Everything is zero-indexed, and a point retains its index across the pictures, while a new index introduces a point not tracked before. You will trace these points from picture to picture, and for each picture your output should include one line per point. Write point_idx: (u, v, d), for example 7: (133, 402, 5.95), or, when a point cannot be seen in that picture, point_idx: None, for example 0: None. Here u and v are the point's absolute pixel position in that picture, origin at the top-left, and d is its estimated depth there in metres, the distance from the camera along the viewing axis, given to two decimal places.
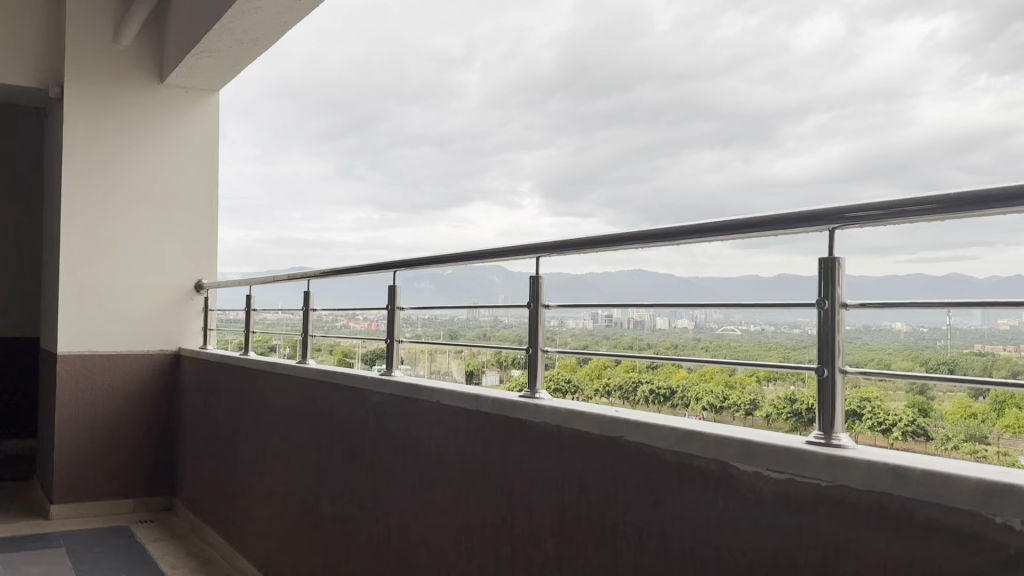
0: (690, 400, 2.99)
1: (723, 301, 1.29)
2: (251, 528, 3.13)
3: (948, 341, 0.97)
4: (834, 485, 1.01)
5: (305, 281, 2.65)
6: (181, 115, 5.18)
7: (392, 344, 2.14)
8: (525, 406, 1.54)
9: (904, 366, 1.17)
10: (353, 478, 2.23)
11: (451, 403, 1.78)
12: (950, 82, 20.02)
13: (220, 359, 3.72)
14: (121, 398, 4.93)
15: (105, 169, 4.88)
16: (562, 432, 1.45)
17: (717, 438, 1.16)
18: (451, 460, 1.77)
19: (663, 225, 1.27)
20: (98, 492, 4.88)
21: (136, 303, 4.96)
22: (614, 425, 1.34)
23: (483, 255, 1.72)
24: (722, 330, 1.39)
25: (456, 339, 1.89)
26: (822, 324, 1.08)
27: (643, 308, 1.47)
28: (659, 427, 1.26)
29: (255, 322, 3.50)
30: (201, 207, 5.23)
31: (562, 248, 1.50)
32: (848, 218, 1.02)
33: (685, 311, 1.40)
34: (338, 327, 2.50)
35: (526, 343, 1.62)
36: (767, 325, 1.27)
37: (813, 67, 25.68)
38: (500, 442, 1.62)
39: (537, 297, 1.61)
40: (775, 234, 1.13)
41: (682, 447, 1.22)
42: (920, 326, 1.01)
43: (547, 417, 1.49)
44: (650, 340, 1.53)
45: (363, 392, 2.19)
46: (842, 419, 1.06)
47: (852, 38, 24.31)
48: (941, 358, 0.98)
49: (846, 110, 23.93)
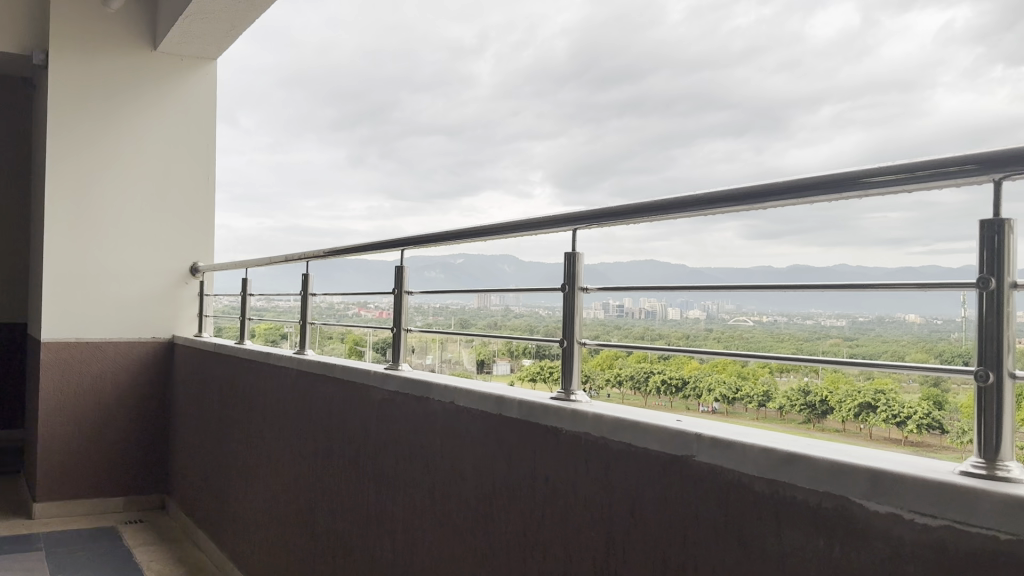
0: (700, 391, 2.94)
1: (755, 283, 1.22)
2: (245, 522, 3.16)
3: (962, 332, 0.99)
4: (1016, 539, 0.81)
5: (303, 262, 2.77)
6: (175, 82, 5.24)
7: (398, 332, 2.15)
8: (559, 415, 1.46)
9: (915, 356, 1.15)
10: (360, 486, 2.21)
11: (470, 407, 1.73)
12: (965, 73, 18.42)
13: (215, 346, 3.79)
14: (110, 391, 4.99)
15: (95, 133, 4.94)
16: (607, 446, 1.35)
17: (828, 465, 1.01)
18: (469, 473, 1.72)
19: (698, 194, 1.23)
20: (90, 489, 4.95)
21: (130, 285, 5.04)
22: (678, 443, 1.22)
23: (494, 231, 1.71)
24: (734, 320, 1.46)
25: (467, 327, 1.91)
26: (987, 317, 0.95)
27: (653, 295, 1.51)
28: (746, 447, 1.11)
29: (256, 308, 3.60)
30: (197, 183, 5.31)
31: (599, 218, 1.43)
32: (920, 176, 0.95)
33: (699, 303, 1.50)
34: (349, 315, 2.56)
35: (561, 335, 1.54)
36: (781, 317, 1.31)
37: (827, 58, 25.47)
38: (524, 449, 1.55)
39: (573, 279, 1.53)
40: (903, 192, 0.99)
41: (776, 474, 1.07)
42: (934, 319, 1.02)
43: (588, 427, 1.40)
44: (661, 330, 1.58)
45: (368, 386, 2.19)
46: (1010, 444, 0.94)
47: (866, 29, 24.02)
48: (955, 346, 1.02)
49: (860, 102, 22.94)
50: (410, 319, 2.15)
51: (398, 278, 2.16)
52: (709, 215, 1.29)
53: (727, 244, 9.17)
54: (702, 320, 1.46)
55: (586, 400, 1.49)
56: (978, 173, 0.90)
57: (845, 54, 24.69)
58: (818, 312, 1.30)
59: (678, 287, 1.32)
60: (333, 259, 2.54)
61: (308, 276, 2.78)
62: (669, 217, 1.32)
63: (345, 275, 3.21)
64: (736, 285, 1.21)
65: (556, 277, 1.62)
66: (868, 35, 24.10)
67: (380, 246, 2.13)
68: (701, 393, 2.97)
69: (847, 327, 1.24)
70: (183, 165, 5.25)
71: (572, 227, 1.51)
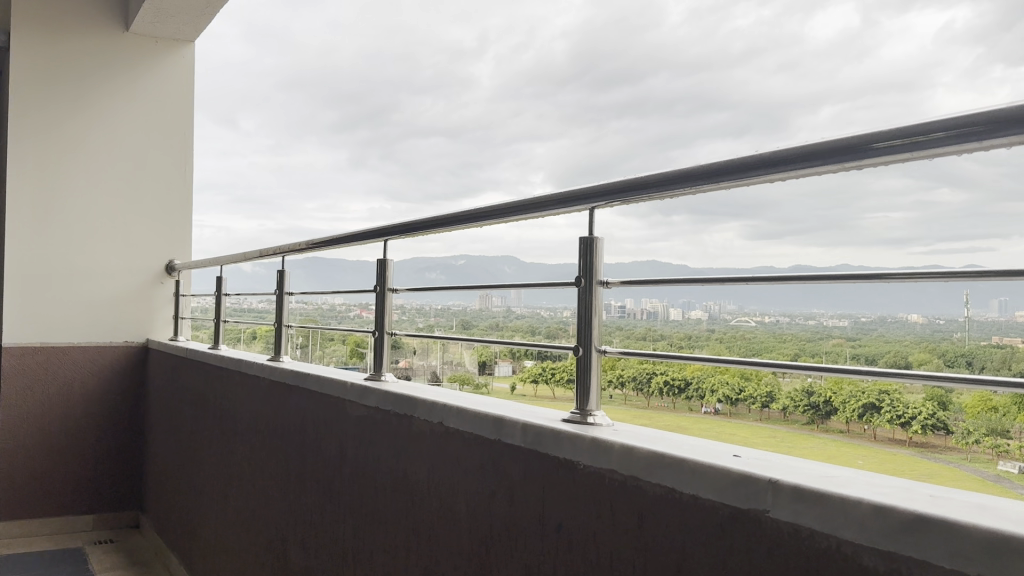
0: (703, 392, 3.05)
1: (776, 273, 1.06)
2: (223, 540, 3.04)
3: (963, 333, 1.04)
4: None
5: (279, 258, 2.79)
6: (149, 61, 5.35)
7: (382, 336, 2.04)
8: (578, 444, 1.20)
9: (911, 356, 1.24)
10: (336, 517, 2.05)
11: (463, 429, 1.49)
12: (965, 74, 17.58)
13: (187, 352, 3.83)
14: (78, 397, 4.98)
15: (62, 132, 4.98)
16: (641, 491, 1.08)
17: (985, 537, 0.69)
18: (461, 513, 1.48)
19: (725, 159, 1.07)
20: (55, 509, 4.93)
21: (100, 286, 5.10)
22: (747, 494, 0.92)
23: (494, 214, 1.54)
24: (733, 319, 1.50)
25: (466, 332, 1.95)
26: None
27: (654, 299, 1.51)
28: (851, 502, 0.81)
29: (256, 310, 3.40)
30: (173, 179, 5.44)
31: (626, 187, 1.24)
32: (929, 141, 0.83)
33: (699, 304, 1.54)
34: (348, 316, 2.52)
35: (577, 343, 1.42)
36: (784, 317, 1.33)
37: (827, 59, 25.34)
38: (522, 485, 1.32)
39: (591, 271, 1.41)
40: (987, 147, 0.79)
41: (892, 544, 0.77)
42: (936, 317, 1.09)
43: (613, 465, 1.13)
44: (662, 331, 1.55)
45: (347, 402, 2.03)
46: None
47: (866, 30, 23.89)
48: (953, 345, 1.07)
49: (860, 102, 22.29)
50: (401, 323, 2.03)
51: (381, 274, 2.04)
52: (729, 189, 1.13)
53: (728, 245, 9.35)
54: (703, 320, 1.50)
55: (606, 422, 1.35)
56: (971, 140, 0.80)
57: (845, 54, 24.63)
58: (817, 314, 1.32)
59: (682, 279, 1.20)
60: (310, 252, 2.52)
61: (285, 273, 2.82)
62: (692, 188, 1.14)
63: (317, 268, 3.26)
64: (754, 274, 1.06)
65: (573, 273, 1.50)
66: (868, 36, 24.00)
67: (363, 236, 2.03)
68: (705, 396, 2.97)
69: (847, 328, 1.24)
70: (159, 154, 5.36)
71: (585, 206, 1.39)
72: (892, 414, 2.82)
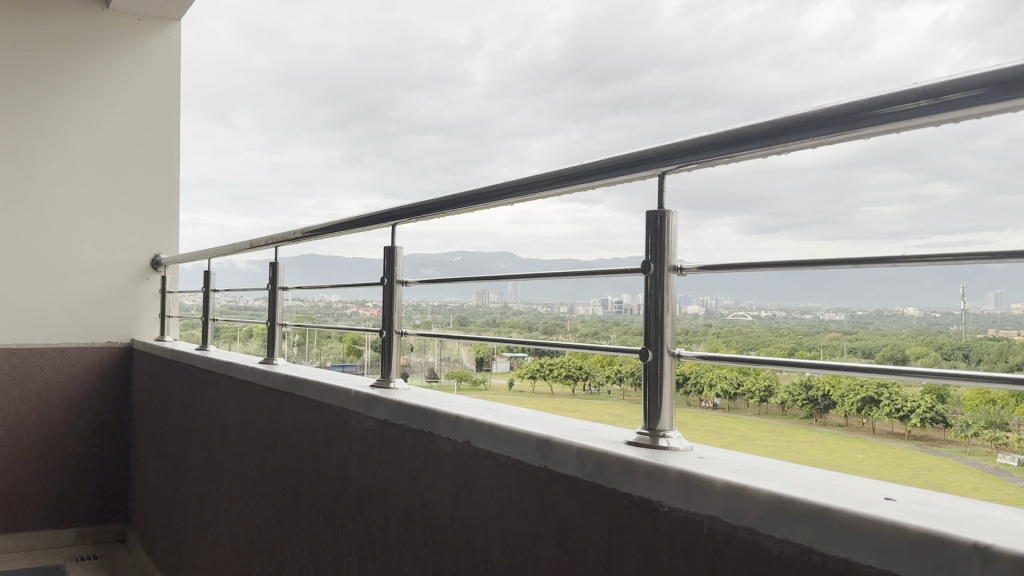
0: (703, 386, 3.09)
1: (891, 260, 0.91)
2: (215, 554, 3.03)
3: (955, 327, 1.09)
4: None
5: (270, 253, 2.80)
6: (130, 41, 5.41)
7: (391, 335, 2.00)
8: (662, 481, 1.08)
9: (909, 348, 1.30)
10: (344, 541, 2.02)
11: (498, 452, 1.43)
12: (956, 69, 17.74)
13: (172, 356, 3.82)
14: (59, 400, 4.93)
15: (39, 120, 5.04)
16: (758, 545, 0.93)
17: None
18: (498, 553, 1.42)
19: (840, 104, 0.89)
20: (36, 523, 4.89)
21: (81, 283, 5.20)
22: (940, 560, 0.75)
23: (514, 193, 1.47)
24: (732, 314, 1.45)
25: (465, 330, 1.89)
26: None
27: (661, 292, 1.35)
28: None
29: (250, 307, 3.34)
30: (157, 166, 5.50)
31: (669, 156, 1.14)
32: (948, 102, 0.80)
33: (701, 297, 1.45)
34: (346, 315, 2.50)
35: (643, 346, 1.27)
36: (780, 315, 1.34)
37: (822, 53, 25.36)
38: (577, 522, 1.24)
39: (662, 254, 1.25)
40: None
41: None
42: (932, 313, 1.12)
43: (719, 515, 0.99)
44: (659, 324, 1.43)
45: (360, 415, 1.97)
46: None
47: (861, 24, 23.91)
48: (952, 337, 1.10)
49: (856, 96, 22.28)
50: (404, 320, 2.00)
51: (390, 263, 2.00)
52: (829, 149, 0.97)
53: None
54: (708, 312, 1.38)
55: (681, 443, 1.22)
56: (996, 102, 0.76)
57: (839, 48, 24.58)
58: (817, 307, 1.32)
59: (744, 268, 1.09)
60: (307, 244, 2.48)
61: (278, 267, 2.85)
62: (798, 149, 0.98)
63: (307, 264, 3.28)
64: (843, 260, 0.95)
65: (633, 262, 1.35)
66: (863, 30, 24.00)
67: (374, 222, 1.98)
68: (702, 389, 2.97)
69: (844, 322, 1.24)
70: (142, 138, 5.43)
71: (654, 175, 1.22)
72: (889, 409, 2.88)
